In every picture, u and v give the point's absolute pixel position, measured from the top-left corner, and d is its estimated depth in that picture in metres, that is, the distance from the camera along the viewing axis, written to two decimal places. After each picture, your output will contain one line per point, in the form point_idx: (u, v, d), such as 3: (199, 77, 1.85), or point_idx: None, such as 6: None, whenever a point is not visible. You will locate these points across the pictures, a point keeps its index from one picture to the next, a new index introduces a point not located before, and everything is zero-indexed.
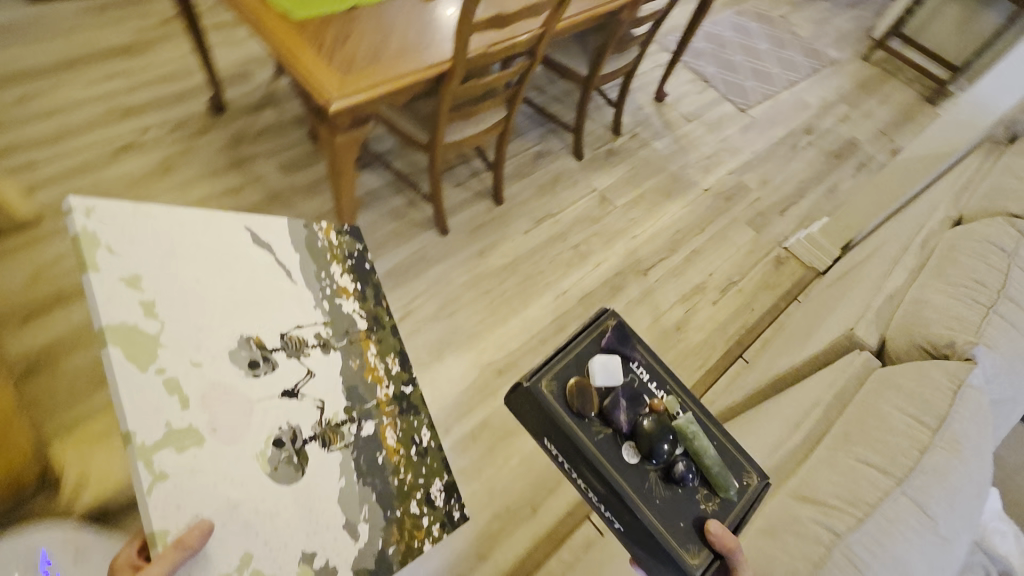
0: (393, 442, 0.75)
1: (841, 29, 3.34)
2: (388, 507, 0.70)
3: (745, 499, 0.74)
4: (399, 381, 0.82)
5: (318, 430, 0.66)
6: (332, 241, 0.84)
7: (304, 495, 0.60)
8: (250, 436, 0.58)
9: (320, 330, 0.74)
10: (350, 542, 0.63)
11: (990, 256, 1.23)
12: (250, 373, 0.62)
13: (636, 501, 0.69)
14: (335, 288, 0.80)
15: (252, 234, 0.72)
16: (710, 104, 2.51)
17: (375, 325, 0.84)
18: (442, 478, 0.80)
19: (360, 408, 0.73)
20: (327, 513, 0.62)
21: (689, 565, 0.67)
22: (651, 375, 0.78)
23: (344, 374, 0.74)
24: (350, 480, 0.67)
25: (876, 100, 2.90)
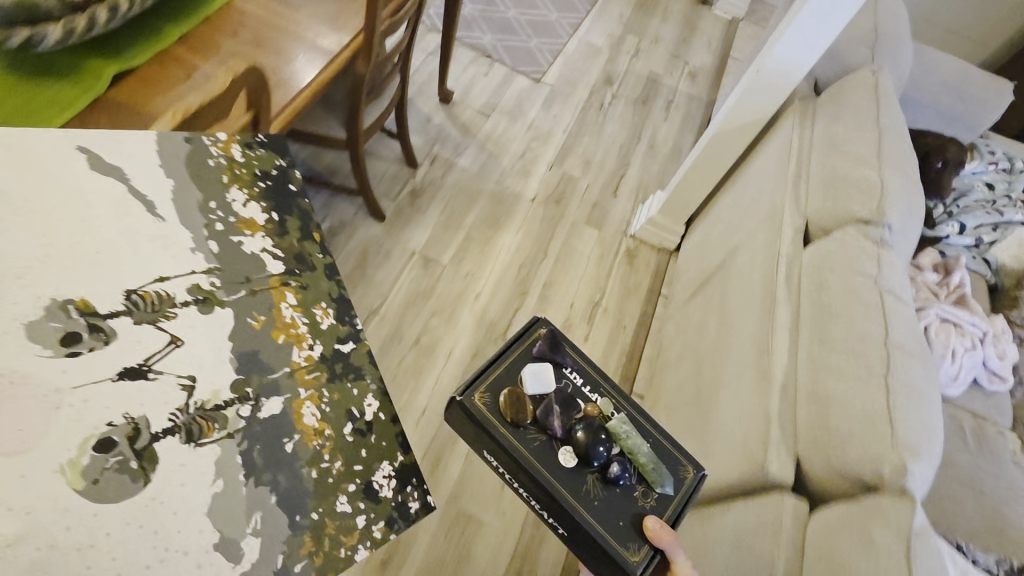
0: (314, 423, 0.57)
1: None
2: (297, 510, 0.53)
3: (687, 491, 0.71)
4: (332, 339, 0.62)
5: (179, 420, 0.49)
6: (233, 160, 0.64)
7: (138, 515, 0.44)
8: (53, 440, 0.43)
9: (199, 282, 0.55)
10: (226, 567, 0.47)
11: (862, 290, 1.02)
12: (63, 353, 0.46)
13: (572, 504, 0.67)
14: (233, 220, 0.60)
15: (90, 156, 0.55)
16: (503, 85, 2.04)
17: (298, 267, 0.63)
18: (393, 461, 0.61)
19: (260, 380, 0.55)
20: (184, 534, 0.46)
21: (629, 564, 0.65)
22: (584, 379, 0.74)
23: (234, 337, 0.55)
24: (232, 482, 0.50)
25: (658, 18, 2.61)
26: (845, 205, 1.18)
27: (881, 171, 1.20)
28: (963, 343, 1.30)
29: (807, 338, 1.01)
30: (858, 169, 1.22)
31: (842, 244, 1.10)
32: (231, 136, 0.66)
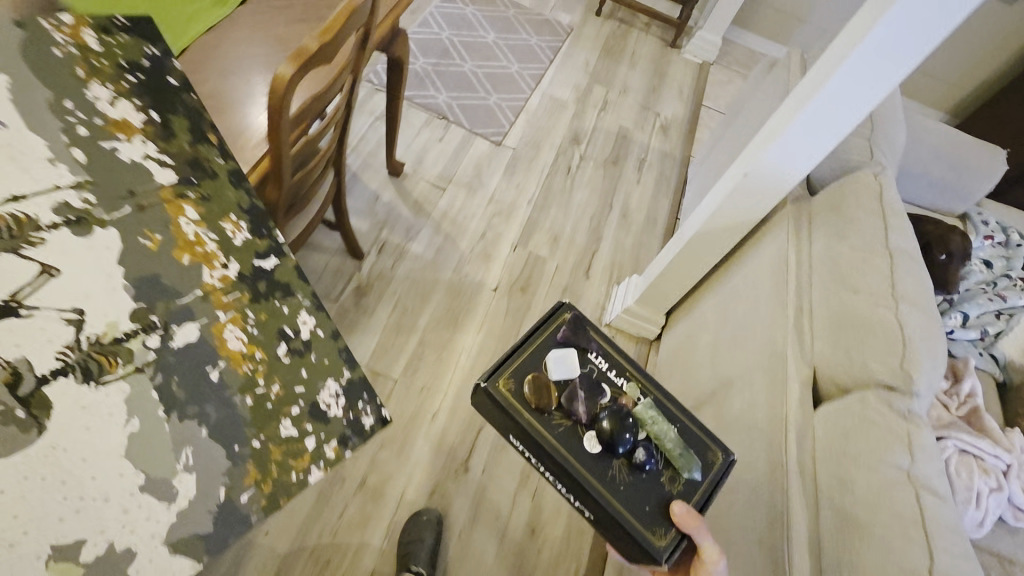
0: (241, 347, 0.51)
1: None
2: (235, 440, 0.48)
3: (714, 477, 0.68)
4: (249, 255, 0.55)
5: (70, 358, 0.42)
6: (88, 49, 0.51)
7: (38, 468, 0.38)
8: None
9: (68, 199, 0.46)
10: (159, 507, 0.43)
11: (894, 493, 0.69)
12: None
13: (598, 491, 0.63)
14: (99, 122, 0.50)
15: None
16: (459, 151, 1.59)
17: (195, 176, 0.54)
18: (339, 378, 0.57)
19: (168, 306, 0.48)
20: (102, 479, 0.41)
21: (653, 547, 0.62)
22: (610, 364, 0.71)
23: (126, 260, 0.47)
24: (152, 418, 0.44)
25: (627, 64, 2.11)
26: (863, 360, 0.84)
27: (900, 311, 0.87)
28: (987, 483, 0.96)
29: (825, 485, 0.75)
30: (869, 304, 0.89)
31: (871, 415, 0.77)
32: (79, 15, 0.52)
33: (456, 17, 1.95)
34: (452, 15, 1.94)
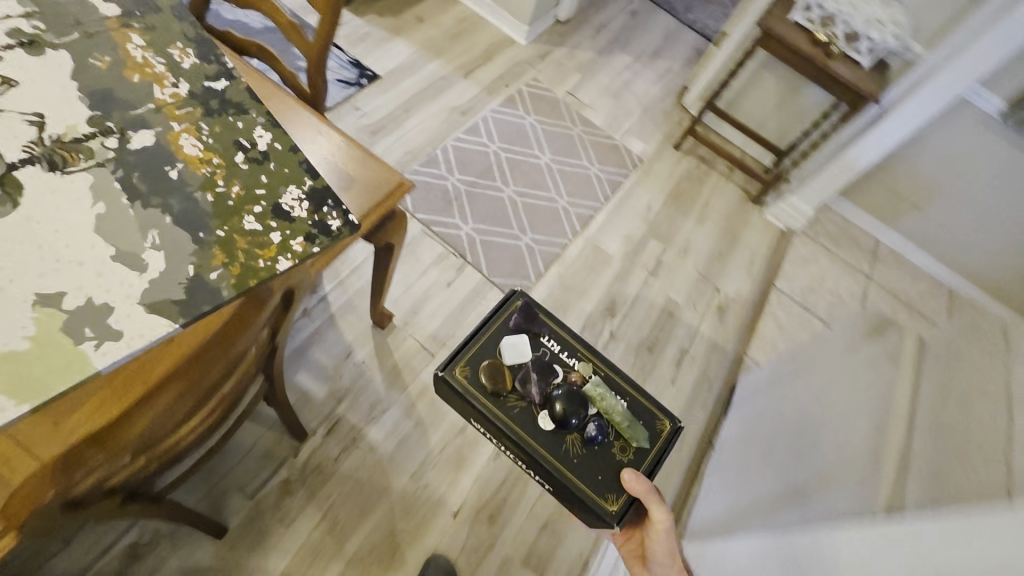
0: (197, 153, 0.55)
1: (642, 101, 1.91)
2: (200, 228, 0.52)
3: (663, 443, 0.72)
4: (199, 77, 0.58)
5: (37, 151, 0.48)
6: None
7: (18, 232, 0.45)
8: None
9: (19, 26, 0.52)
10: (131, 274, 0.48)
11: None
12: None
13: (550, 460, 0.68)
14: None
15: None
16: (466, 307, 1.28)
17: (138, 9, 0.58)
18: (302, 186, 0.59)
19: (123, 115, 0.53)
20: (75, 246, 0.46)
21: (607, 512, 0.66)
22: (562, 346, 0.76)
23: (80, 76, 0.52)
24: (117, 204, 0.49)
25: (694, 220, 1.67)
26: None
27: None
28: None
29: None
30: None
31: None
32: None
33: (511, 128, 1.64)
34: (507, 124, 1.64)
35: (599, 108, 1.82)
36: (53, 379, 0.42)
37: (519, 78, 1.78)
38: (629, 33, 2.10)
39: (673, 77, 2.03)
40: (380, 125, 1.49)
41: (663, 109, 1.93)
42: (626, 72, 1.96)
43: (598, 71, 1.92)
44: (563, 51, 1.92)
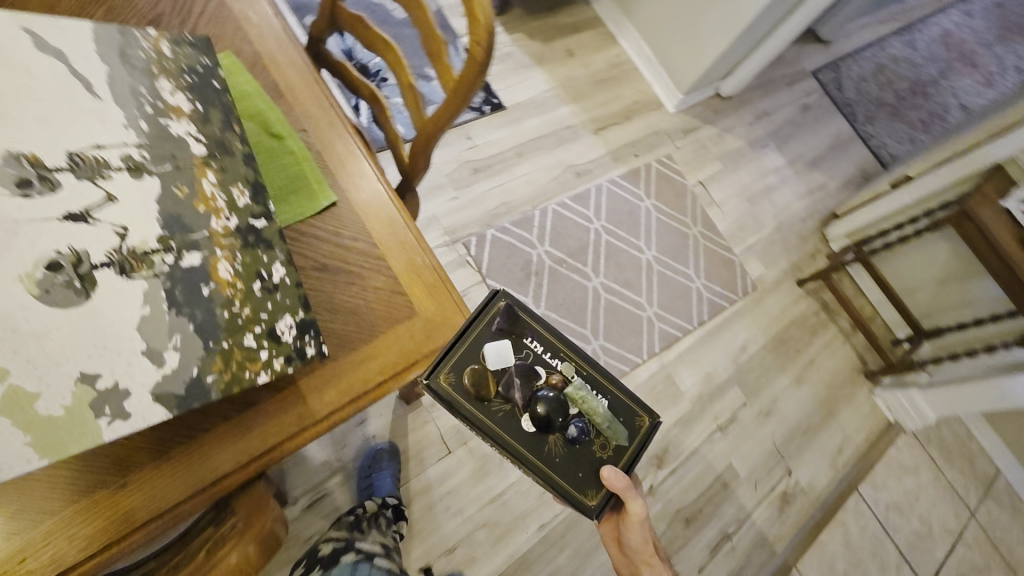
0: (227, 276, 0.70)
1: (775, 216, 3.23)
2: (211, 337, 0.67)
3: (640, 434, 1.06)
4: (246, 214, 0.75)
5: (114, 257, 0.63)
6: (162, 53, 0.76)
7: (82, 320, 0.59)
8: (15, 255, 0.57)
9: (130, 153, 0.68)
10: (151, 368, 0.62)
11: None
12: (20, 193, 0.59)
13: (538, 461, 0.98)
14: (160, 106, 0.72)
15: (34, 37, 0.65)
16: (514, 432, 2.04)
17: (217, 152, 0.76)
18: (295, 315, 0.75)
19: (183, 238, 0.68)
20: (118, 340, 0.61)
21: (587, 503, 0.99)
22: (544, 348, 1.05)
23: (162, 202, 0.68)
24: (157, 309, 0.64)
25: (786, 377, 2.78)
26: None
27: None
28: None
29: None
30: None
31: None
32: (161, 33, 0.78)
33: (617, 212, 2.85)
34: (611, 213, 2.82)
35: (721, 207, 3.13)
36: (68, 443, 0.57)
37: (653, 146, 3.13)
38: (790, 130, 3.54)
39: (822, 193, 3.41)
40: (492, 161, 2.69)
41: (788, 242, 3.19)
42: (771, 175, 3.34)
43: (740, 167, 3.29)
44: (706, 128, 3.33)
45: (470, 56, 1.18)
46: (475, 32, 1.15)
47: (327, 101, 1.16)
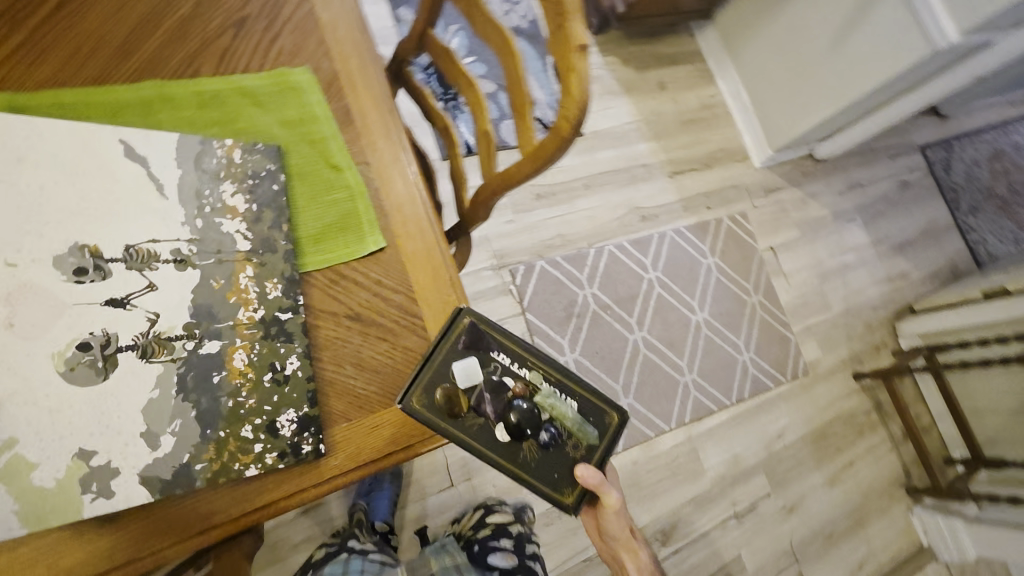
0: (240, 366, 0.99)
1: (840, 300, 3.88)
2: (212, 426, 0.95)
3: (608, 430, 1.20)
4: (275, 307, 1.03)
5: (139, 340, 0.93)
6: (233, 159, 1.09)
7: (93, 390, 0.89)
8: (58, 334, 0.89)
9: (181, 247, 1.00)
10: (145, 451, 0.90)
11: None
12: (75, 276, 0.91)
13: (516, 469, 1.12)
14: (220, 207, 1.04)
15: (126, 146, 1.00)
16: None
17: (262, 249, 1.05)
18: (294, 412, 1.00)
19: (208, 326, 0.98)
20: (122, 422, 0.89)
21: (565, 502, 1.15)
22: (510, 361, 1.16)
23: (196, 293, 0.98)
24: (163, 394, 0.92)
25: (804, 455, 3.45)
26: None
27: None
28: None
29: None
30: None
31: None
32: (236, 143, 1.10)
33: (670, 267, 3.45)
34: (668, 268, 3.44)
35: (788, 286, 3.76)
36: (57, 503, 0.85)
37: (728, 201, 3.75)
38: (878, 212, 4.19)
39: (902, 284, 4.09)
40: (559, 189, 3.30)
41: (837, 332, 3.81)
42: (844, 253, 4.00)
43: (811, 240, 3.91)
44: (784, 193, 3.94)
45: (554, 128, 1.30)
46: (564, 109, 1.26)
47: (403, 153, 1.31)
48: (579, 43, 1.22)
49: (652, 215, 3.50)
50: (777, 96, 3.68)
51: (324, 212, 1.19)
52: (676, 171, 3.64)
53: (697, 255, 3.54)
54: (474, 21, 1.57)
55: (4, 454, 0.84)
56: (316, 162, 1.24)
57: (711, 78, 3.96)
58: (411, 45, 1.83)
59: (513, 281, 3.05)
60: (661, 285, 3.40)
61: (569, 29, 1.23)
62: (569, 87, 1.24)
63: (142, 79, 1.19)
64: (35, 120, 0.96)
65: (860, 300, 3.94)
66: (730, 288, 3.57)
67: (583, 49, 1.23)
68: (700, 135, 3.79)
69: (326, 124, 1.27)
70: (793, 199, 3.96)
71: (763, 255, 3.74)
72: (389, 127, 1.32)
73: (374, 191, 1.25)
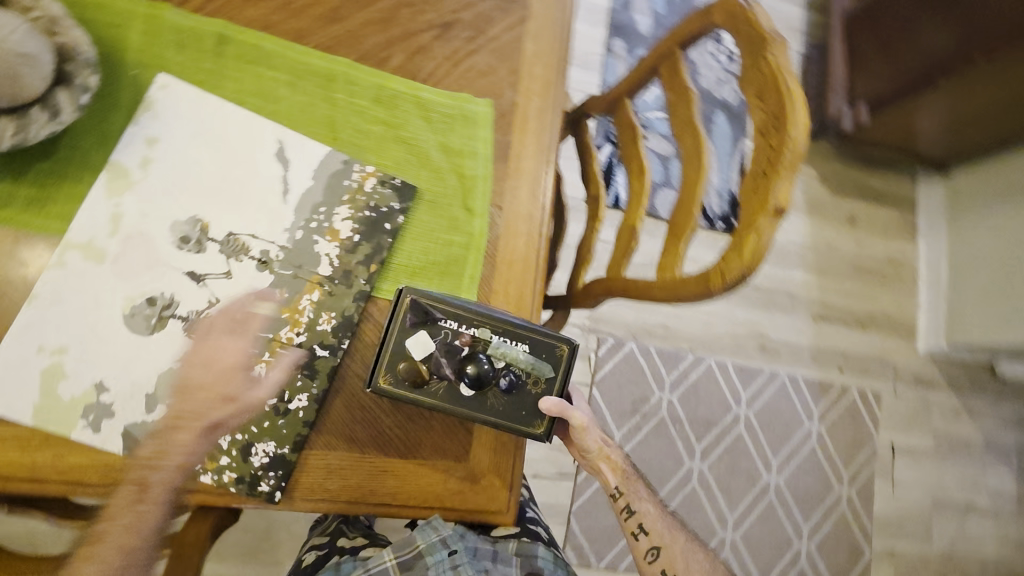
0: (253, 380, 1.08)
1: (946, 544, 3.21)
2: None
3: (565, 361, 1.17)
4: (315, 339, 1.11)
5: (191, 318, 1.05)
6: (366, 183, 1.17)
7: (138, 337, 1.02)
8: (141, 281, 1.03)
9: (269, 251, 1.10)
10: (141, 411, 1.02)
11: None
12: (179, 242, 1.06)
13: (485, 416, 1.13)
14: (325, 227, 1.14)
15: (280, 146, 1.13)
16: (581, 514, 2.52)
17: (338, 280, 1.13)
18: (273, 445, 1.07)
19: (249, 330, 1.08)
20: (145, 377, 1.02)
21: (536, 433, 1.15)
22: (457, 321, 1.12)
23: (259, 296, 1.09)
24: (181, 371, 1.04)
25: None
26: None
27: None
28: None
29: None
30: None
31: None
32: (375, 171, 1.18)
33: (764, 411, 3.05)
34: (759, 413, 3.04)
35: (892, 501, 3.17)
36: (67, 419, 0.98)
37: (867, 376, 3.23)
38: None
39: None
40: None
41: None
42: (977, 493, 3.30)
43: (943, 460, 3.28)
44: (937, 396, 3.32)
45: (703, 274, 1.16)
46: (726, 263, 1.11)
47: (541, 212, 1.26)
48: (776, 205, 1.05)
49: (774, 349, 3.10)
50: (980, 291, 3.10)
51: (433, 245, 1.19)
52: (821, 316, 3.20)
53: (803, 414, 3.10)
54: (673, 114, 1.37)
55: (51, 358, 0.99)
56: (453, 199, 1.21)
57: (912, 235, 3.40)
58: (601, 103, 1.66)
59: (595, 349, 2.87)
60: (747, 426, 3.01)
61: (771, 184, 1.07)
62: (743, 244, 1.08)
63: (333, 50, 1.21)
64: (226, 99, 1.12)
65: (972, 552, 3.24)
66: (821, 469, 3.08)
67: (779, 213, 1.06)
68: (871, 292, 3.29)
69: (481, 163, 1.24)
70: (944, 405, 3.32)
71: (879, 448, 3.18)
72: (537, 179, 1.27)
73: (490, 246, 1.23)
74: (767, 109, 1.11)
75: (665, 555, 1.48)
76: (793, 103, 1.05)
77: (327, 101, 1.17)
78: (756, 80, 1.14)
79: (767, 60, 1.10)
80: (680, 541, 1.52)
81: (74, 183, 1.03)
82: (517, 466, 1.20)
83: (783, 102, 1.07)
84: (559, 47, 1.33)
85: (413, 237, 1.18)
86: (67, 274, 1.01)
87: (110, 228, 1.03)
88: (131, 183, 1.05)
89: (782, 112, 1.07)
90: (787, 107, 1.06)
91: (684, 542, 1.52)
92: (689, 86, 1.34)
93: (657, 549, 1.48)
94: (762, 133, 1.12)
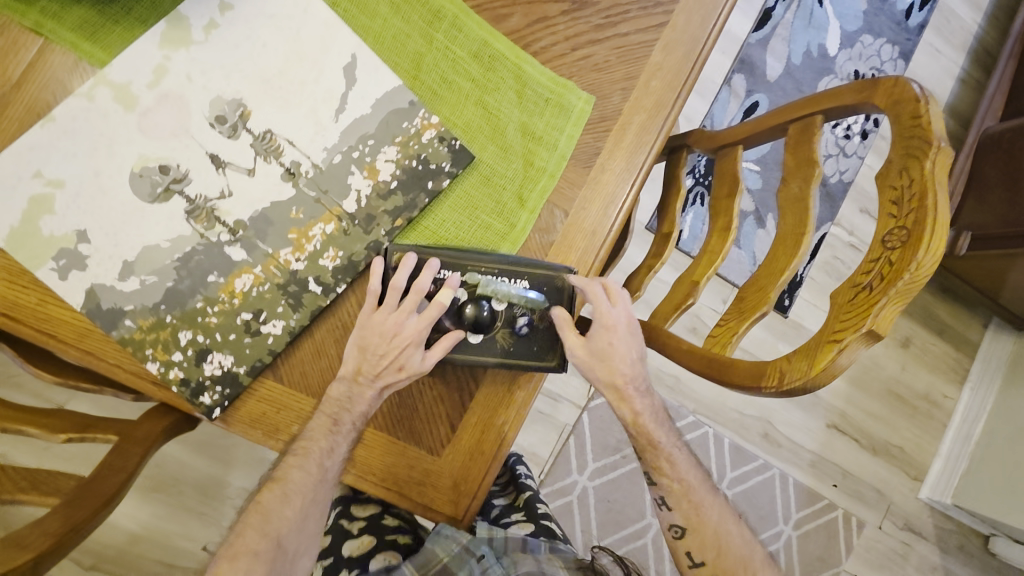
0: (235, 287, 1.00)
1: None
2: (166, 305, 0.98)
3: (563, 288, 1.09)
4: (313, 271, 1.03)
5: (196, 203, 0.99)
6: (429, 132, 1.06)
7: (137, 199, 0.96)
8: (159, 145, 0.97)
9: (300, 164, 1.02)
10: (114, 275, 0.96)
11: None
12: (213, 120, 0.98)
13: (494, 359, 1.08)
14: (366, 161, 1.04)
15: (351, 60, 1.03)
16: None
17: (358, 220, 1.04)
18: (229, 360, 1.01)
19: (249, 237, 1.01)
20: (128, 242, 0.96)
21: (551, 365, 1.10)
22: (445, 267, 1.04)
23: (272, 205, 1.01)
24: (166, 251, 0.98)
25: None
26: None
27: None
28: None
29: None
30: None
31: None
32: (438, 125, 1.06)
33: (742, 498, 2.86)
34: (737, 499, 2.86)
35: None
36: (37, 256, 0.93)
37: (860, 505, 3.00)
38: None
39: None
40: None
41: None
42: None
43: None
44: (923, 549, 3.07)
45: (759, 369, 1.03)
46: (791, 366, 0.99)
47: (604, 234, 1.13)
48: (874, 328, 0.90)
49: (777, 440, 2.91)
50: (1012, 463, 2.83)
51: (467, 221, 1.08)
52: (837, 426, 2.98)
53: (780, 513, 2.90)
54: (783, 186, 1.20)
55: (47, 189, 0.94)
56: (510, 181, 1.09)
57: (960, 379, 3.12)
58: (705, 140, 1.49)
59: None
60: None
61: (875, 303, 0.91)
62: (818, 355, 0.95)
63: None
64: None
65: None
66: None
67: (870, 337, 0.91)
68: (896, 422, 3.04)
69: (553, 157, 1.11)
70: (923, 558, 3.06)
71: None
72: (609, 196, 1.13)
73: (527, 245, 1.11)
74: (900, 219, 0.95)
75: (693, 536, 1.27)
76: (935, 226, 0.89)
77: (425, 39, 1.07)
78: (900, 184, 0.97)
79: (924, 168, 0.93)
80: (716, 518, 1.29)
81: (136, 24, 0.97)
82: (488, 474, 1.11)
83: (923, 217, 0.91)
84: (694, 61, 1.16)
85: (453, 205, 1.08)
86: (91, 110, 0.94)
87: (151, 79, 0.96)
88: (188, 41, 0.97)
89: (917, 232, 0.91)
90: (928, 227, 0.90)
91: (724, 517, 1.29)
92: (817, 162, 1.15)
93: (684, 528, 1.28)
94: (883, 243, 0.97)
